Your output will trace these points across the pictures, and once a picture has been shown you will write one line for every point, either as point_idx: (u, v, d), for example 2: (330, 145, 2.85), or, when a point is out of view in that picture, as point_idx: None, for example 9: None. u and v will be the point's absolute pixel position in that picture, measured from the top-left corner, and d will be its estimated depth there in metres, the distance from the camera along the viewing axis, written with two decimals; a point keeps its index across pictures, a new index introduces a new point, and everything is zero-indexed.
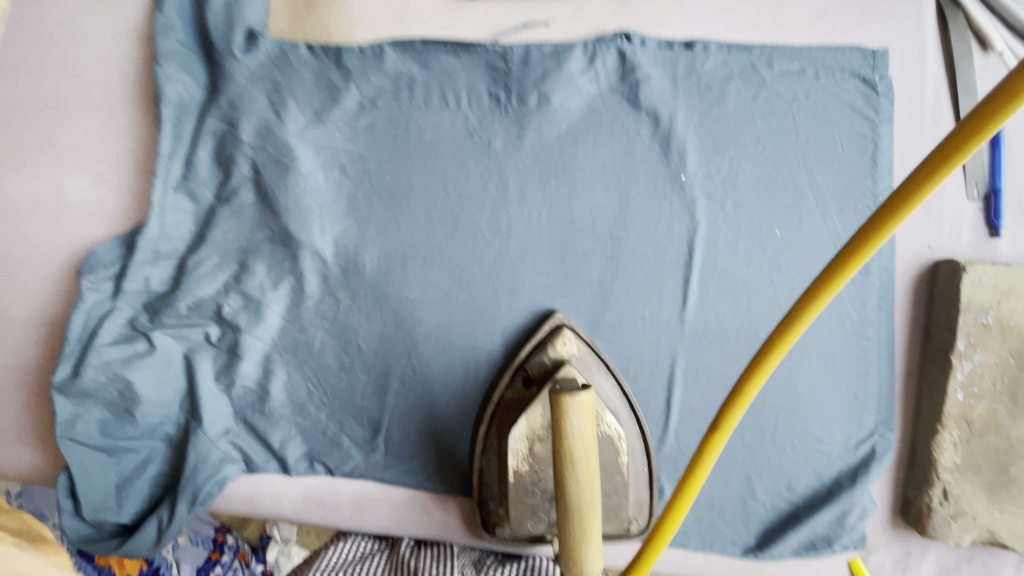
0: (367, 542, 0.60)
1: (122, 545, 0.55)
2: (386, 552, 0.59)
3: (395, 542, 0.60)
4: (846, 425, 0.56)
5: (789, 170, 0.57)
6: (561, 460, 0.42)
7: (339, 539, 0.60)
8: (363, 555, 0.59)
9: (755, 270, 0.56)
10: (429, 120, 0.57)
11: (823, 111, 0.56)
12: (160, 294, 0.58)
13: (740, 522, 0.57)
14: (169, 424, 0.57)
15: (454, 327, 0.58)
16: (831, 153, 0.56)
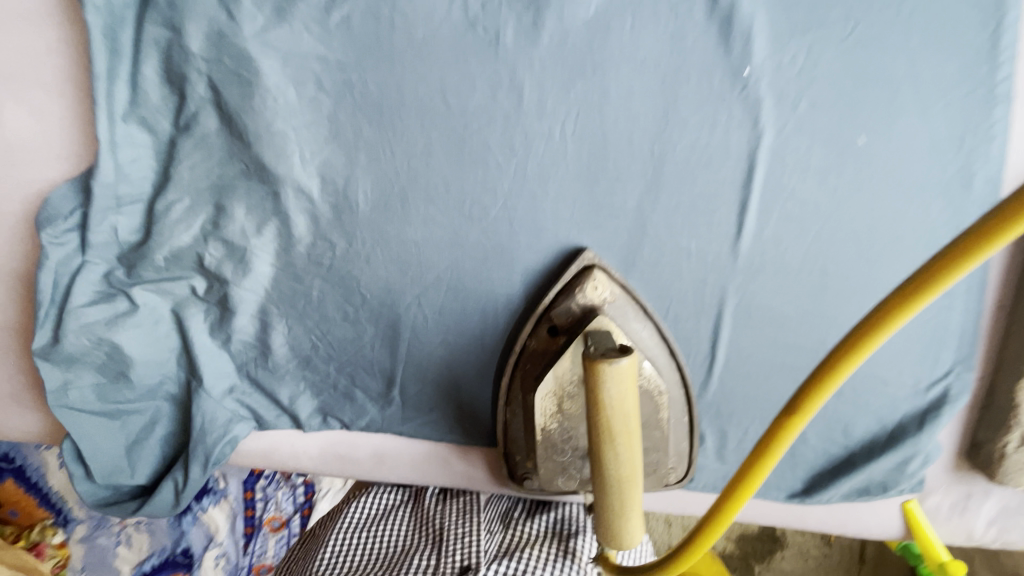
0: (392, 493, 0.62)
1: (142, 506, 0.55)
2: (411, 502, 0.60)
3: (420, 493, 0.61)
4: (920, 364, 0.49)
5: (883, 58, 0.42)
6: (597, 435, 0.37)
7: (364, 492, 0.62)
8: (389, 506, 0.61)
9: (832, 190, 0.46)
10: (416, 8, 0.43)
11: None
12: (134, 245, 0.51)
13: (786, 466, 0.53)
14: (170, 383, 0.54)
15: (468, 270, 0.50)
16: (946, 31, 0.41)
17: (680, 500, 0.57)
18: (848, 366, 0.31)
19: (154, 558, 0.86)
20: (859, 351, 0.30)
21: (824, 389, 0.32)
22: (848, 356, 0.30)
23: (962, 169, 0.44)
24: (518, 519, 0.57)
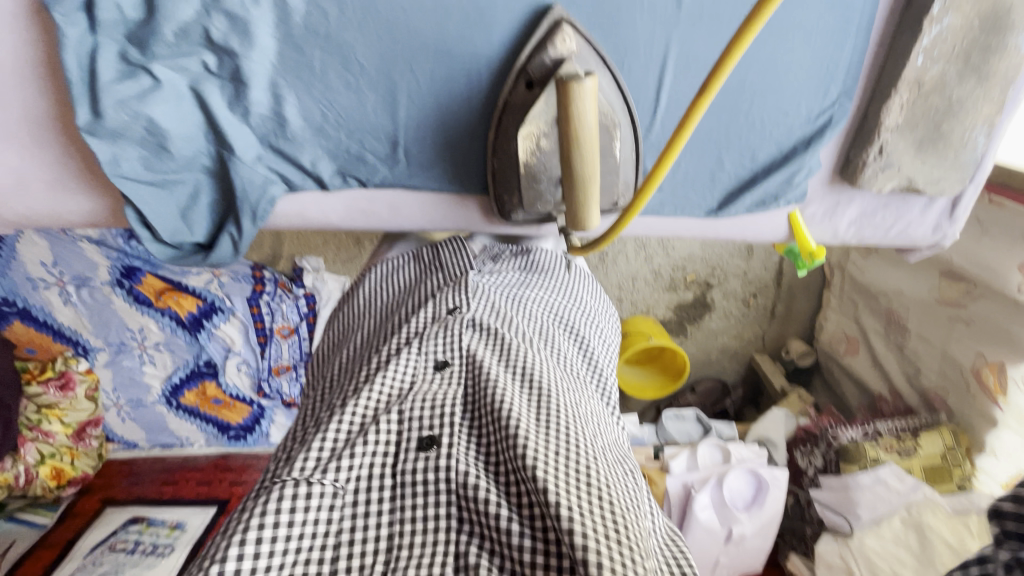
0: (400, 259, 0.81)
1: (207, 259, 0.67)
2: (413, 260, 0.79)
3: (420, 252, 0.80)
4: (813, 98, 0.63)
5: None
6: (567, 142, 0.52)
7: (367, 274, 0.81)
8: (395, 269, 0.80)
9: None
10: None
11: None
12: (139, 21, 0.54)
13: (708, 190, 0.70)
14: (204, 157, 0.62)
15: (452, 31, 0.57)
16: None
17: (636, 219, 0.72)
18: (693, 120, 0.50)
19: (182, 370, 1.30)
20: (687, 121, 0.50)
21: (670, 154, 0.52)
22: (692, 114, 0.49)
23: None
24: (503, 252, 0.80)
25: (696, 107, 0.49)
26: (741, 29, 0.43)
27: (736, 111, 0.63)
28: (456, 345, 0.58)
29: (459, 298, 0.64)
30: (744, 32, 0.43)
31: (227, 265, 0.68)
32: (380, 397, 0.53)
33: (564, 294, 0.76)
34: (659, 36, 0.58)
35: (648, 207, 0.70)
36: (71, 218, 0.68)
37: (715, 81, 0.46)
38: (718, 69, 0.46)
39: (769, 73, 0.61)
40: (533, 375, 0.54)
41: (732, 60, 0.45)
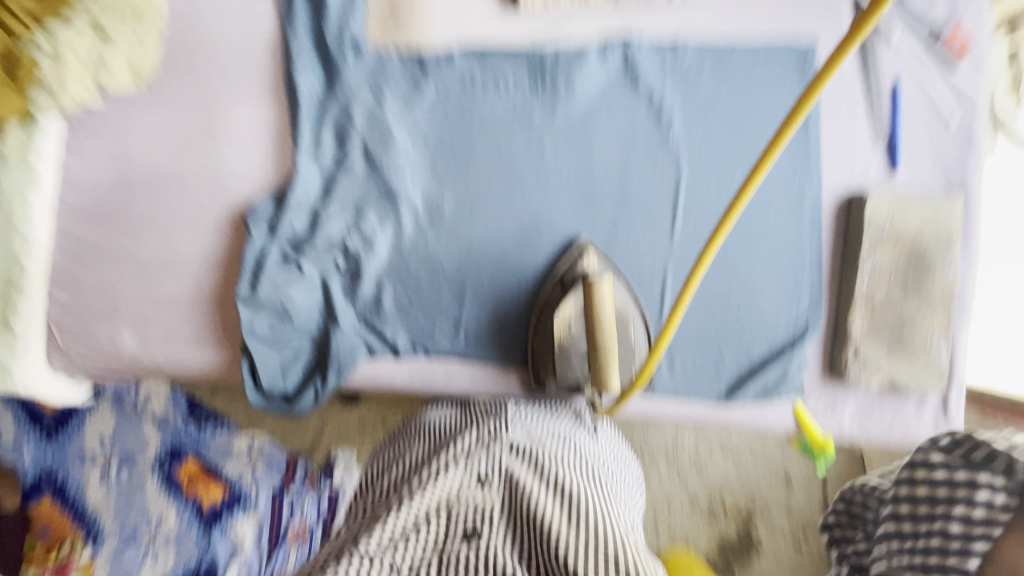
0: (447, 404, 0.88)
1: (289, 407, 0.81)
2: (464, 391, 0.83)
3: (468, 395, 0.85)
4: (787, 309, 0.81)
5: (742, 142, 0.81)
6: (591, 322, 0.69)
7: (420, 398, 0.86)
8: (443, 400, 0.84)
9: (710, 204, 0.81)
10: (486, 101, 0.82)
11: (769, 78, 0.80)
12: (302, 234, 0.81)
13: (714, 378, 0.83)
14: (313, 326, 0.81)
15: (510, 249, 0.82)
16: (748, 117, 0.80)
17: (653, 399, 0.84)
18: (678, 314, 0.65)
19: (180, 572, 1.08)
20: (673, 315, 0.65)
21: (663, 340, 0.66)
22: (677, 309, 0.64)
23: (798, 191, 0.79)
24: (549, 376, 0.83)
25: (679, 303, 0.64)
26: (703, 250, 0.61)
27: (725, 315, 0.81)
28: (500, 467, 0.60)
29: (503, 423, 0.66)
30: (705, 252, 0.62)
31: (304, 412, 0.82)
32: (425, 510, 0.56)
33: (608, 431, 0.77)
34: (659, 260, 0.81)
35: (662, 387, 0.83)
36: (192, 368, 0.85)
37: (690, 284, 0.63)
38: (691, 277, 0.63)
39: (747, 290, 0.81)
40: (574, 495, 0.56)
41: (699, 272, 0.62)
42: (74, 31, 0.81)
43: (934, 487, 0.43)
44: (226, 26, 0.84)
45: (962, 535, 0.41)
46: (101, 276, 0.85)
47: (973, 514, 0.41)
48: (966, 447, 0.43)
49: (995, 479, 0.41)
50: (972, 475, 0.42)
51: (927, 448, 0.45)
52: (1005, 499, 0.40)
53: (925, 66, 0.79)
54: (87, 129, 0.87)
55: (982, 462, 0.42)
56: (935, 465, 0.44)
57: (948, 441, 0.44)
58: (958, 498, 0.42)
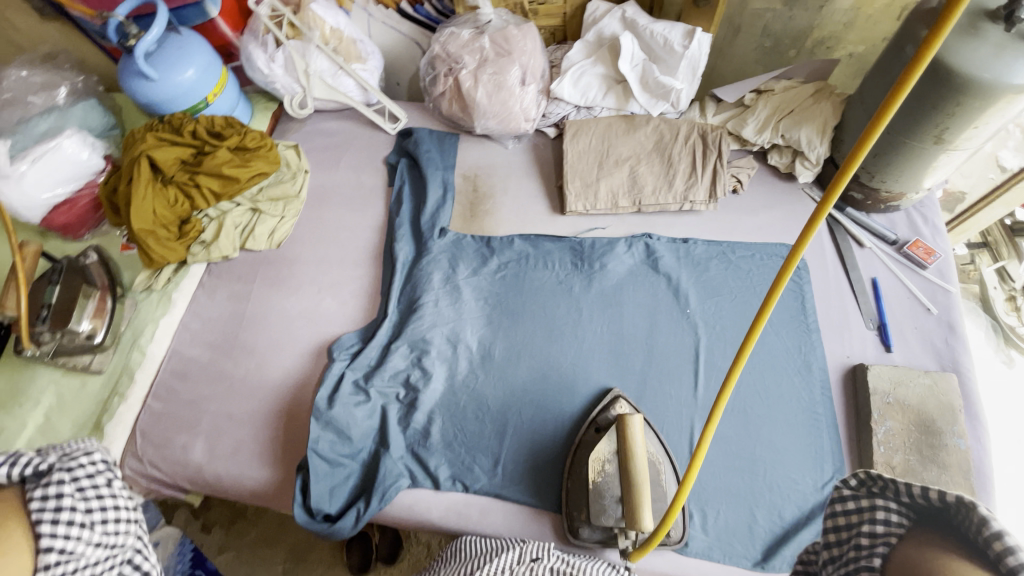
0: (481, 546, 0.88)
1: (327, 529, 0.84)
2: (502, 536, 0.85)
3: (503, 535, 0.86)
4: (813, 471, 0.84)
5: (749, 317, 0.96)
6: (624, 452, 0.75)
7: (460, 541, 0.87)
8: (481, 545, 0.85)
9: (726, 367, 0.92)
10: (536, 274, 1.03)
11: (765, 270, 1.00)
12: (374, 366, 0.96)
13: (749, 542, 0.80)
14: (366, 450, 0.90)
15: (549, 393, 0.93)
16: (751, 297, 0.98)
17: (689, 561, 0.80)
18: (702, 449, 0.67)
19: None
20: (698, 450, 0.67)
21: (689, 475, 0.66)
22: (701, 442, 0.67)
23: (804, 360, 0.91)
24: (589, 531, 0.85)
25: (702, 437, 0.67)
26: (721, 386, 0.68)
27: (754, 474, 0.84)
28: None
29: (541, 550, 0.72)
30: (722, 389, 0.68)
31: (339, 537, 0.84)
32: None
33: None
34: (684, 413, 0.90)
35: (697, 549, 0.80)
36: (246, 483, 0.91)
37: (712, 417, 0.67)
38: (711, 413, 0.68)
39: (769, 449, 0.85)
40: None
41: (719, 407, 0.67)
42: (239, 209, 1.13)
43: (844, 514, 0.42)
44: (347, 212, 1.14)
45: (871, 552, 0.39)
46: (193, 390, 0.99)
47: (877, 531, 0.39)
48: (869, 480, 0.42)
49: (891, 498, 0.40)
50: (873, 498, 0.41)
51: (840, 486, 0.44)
52: (900, 518, 0.39)
53: (893, 271, 0.98)
54: (221, 275, 1.11)
55: (880, 493, 0.41)
56: (845, 499, 0.43)
57: (854, 480, 0.43)
58: (863, 519, 0.40)
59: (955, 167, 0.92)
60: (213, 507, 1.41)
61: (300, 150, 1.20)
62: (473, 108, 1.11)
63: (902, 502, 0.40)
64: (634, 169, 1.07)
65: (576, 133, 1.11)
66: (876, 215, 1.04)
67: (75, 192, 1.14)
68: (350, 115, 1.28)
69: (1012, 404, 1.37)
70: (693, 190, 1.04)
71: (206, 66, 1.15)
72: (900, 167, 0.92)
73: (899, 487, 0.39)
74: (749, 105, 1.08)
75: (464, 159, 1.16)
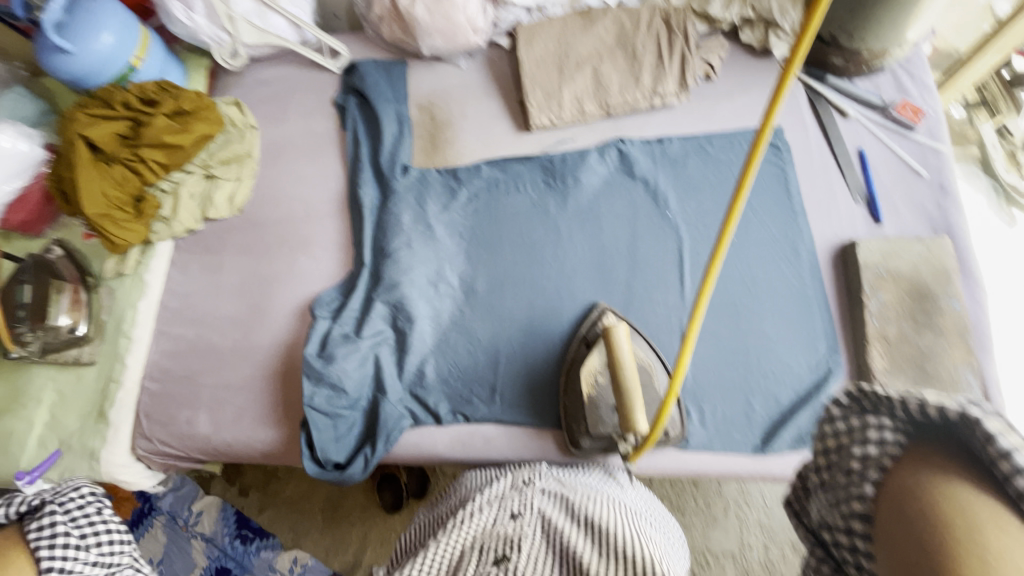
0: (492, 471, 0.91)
1: (340, 476, 0.87)
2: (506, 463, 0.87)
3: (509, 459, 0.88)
4: (808, 354, 0.83)
5: None
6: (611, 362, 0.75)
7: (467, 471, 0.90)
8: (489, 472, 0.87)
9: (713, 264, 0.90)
10: (508, 199, 0.99)
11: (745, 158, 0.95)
12: (359, 316, 0.95)
13: (747, 429, 0.82)
14: (364, 398, 0.91)
15: (537, 317, 0.92)
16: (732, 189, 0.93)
17: (691, 455, 0.82)
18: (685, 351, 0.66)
19: None
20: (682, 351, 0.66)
21: (676, 377, 0.65)
22: (685, 341, 0.66)
23: (792, 245, 0.88)
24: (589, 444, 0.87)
25: (686, 338, 0.66)
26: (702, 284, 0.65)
27: (747, 364, 0.84)
28: (530, 511, 0.66)
29: (533, 474, 0.74)
30: (704, 287, 0.66)
31: (353, 482, 0.87)
32: (462, 543, 0.62)
33: (641, 483, 0.77)
34: (674, 316, 0.89)
35: (698, 443, 0.81)
36: (254, 445, 0.93)
37: (695, 314, 0.65)
38: (693, 312, 0.66)
39: (762, 339, 0.84)
40: (595, 545, 0.60)
41: (700, 304, 0.65)
42: (193, 178, 1.08)
43: (834, 437, 0.41)
44: (305, 164, 1.09)
45: (862, 477, 0.38)
46: (187, 367, 0.99)
47: (869, 454, 0.38)
48: (861, 396, 0.40)
49: (886, 415, 0.39)
50: (865, 416, 0.39)
51: (828, 405, 0.43)
52: (895, 437, 0.38)
53: (881, 138, 0.93)
54: (190, 249, 1.07)
55: (874, 409, 0.39)
56: (835, 418, 0.41)
57: (845, 397, 0.41)
58: (854, 442, 0.40)
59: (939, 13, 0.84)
60: (243, 474, 1.46)
61: (243, 105, 1.13)
62: (415, 29, 1.02)
63: (898, 419, 0.38)
64: (597, 70, 1.00)
65: (530, 39, 1.02)
66: (861, 80, 0.97)
67: (24, 186, 1.08)
68: (290, 59, 1.18)
69: (1012, 260, 1.35)
70: (662, 83, 0.97)
71: (123, 28, 1.05)
72: (881, 22, 0.84)
73: (892, 405, 0.38)
74: None
75: (416, 88, 1.09)
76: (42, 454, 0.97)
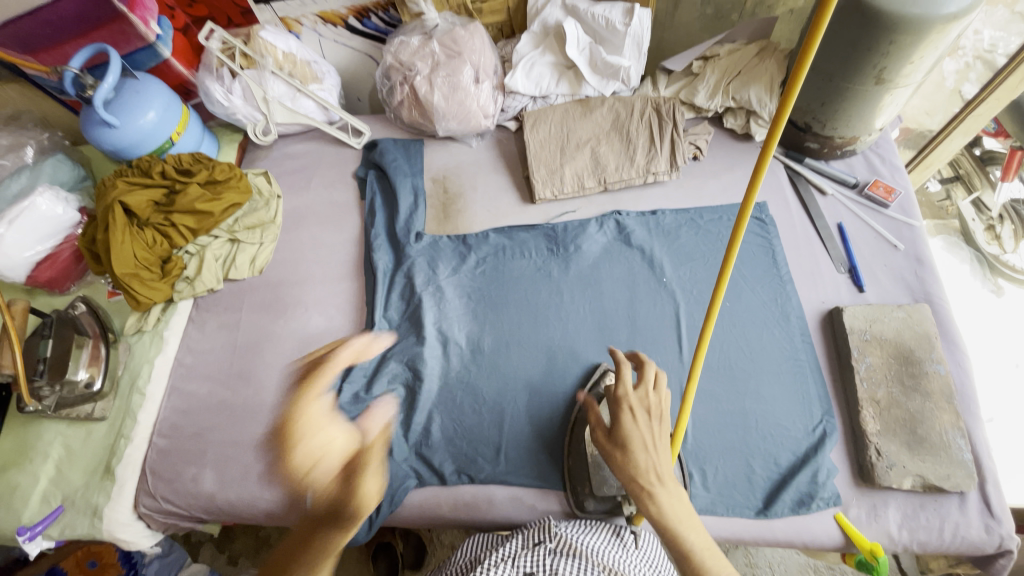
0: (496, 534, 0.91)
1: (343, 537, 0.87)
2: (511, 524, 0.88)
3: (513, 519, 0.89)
4: (803, 416, 0.86)
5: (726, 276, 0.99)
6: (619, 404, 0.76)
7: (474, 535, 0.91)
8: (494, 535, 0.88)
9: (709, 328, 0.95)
10: (514, 264, 1.05)
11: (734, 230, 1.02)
12: (369, 375, 0.98)
13: (748, 492, 0.83)
14: (371, 457, 0.92)
15: (541, 377, 0.95)
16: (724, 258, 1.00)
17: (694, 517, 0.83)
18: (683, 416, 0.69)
19: None
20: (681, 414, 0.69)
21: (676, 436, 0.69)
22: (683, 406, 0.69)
23: (782, 311, 0.93)
24: None
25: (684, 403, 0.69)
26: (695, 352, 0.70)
27: (746, 426, 0.86)
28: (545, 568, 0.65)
29: (543, 535, 0.74)
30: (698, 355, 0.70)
31: (356, 543, 0.87)
32: None
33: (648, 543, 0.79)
34: (674, 378, 0.92)
35: (702, 506, 0.82)
36: (258, 504, 0.93)
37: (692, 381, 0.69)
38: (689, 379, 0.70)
39: (758, 401, 0.87)
40: None
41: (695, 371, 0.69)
42: (218, 241, 1.15)
43: None
44: (323, 230, 1.16)
45: None
46: (196, 424, 1.01)
47: None
48: None
49: None
50: None
51: None
52: None
53: (857, 213, 1.01)
54: (209, 307, 1.12)
55: None
56: None
57: None
58: None
59: (902, 105, 0.95)
60: (235, 540, 1.41)
61: (270, 176, 1.22)
62: (432, 112, 1.13)
63: None
64: (595, 150, 1.10)
65: (535, 123, 1.13)
66: (835, 162, 1.07)
67: (56, 246, 1.15)
68: (316, 135, 1.30)
69: (997, 327, 1.40)
70: (654, 162, 1.07)
71: (167, 106, 1.16)
72: (848, 112, 0.94)
73: None
74: (697, 74, 1.11)
75: (430, 163, 1.19)
76: (44, 511, 0.97)
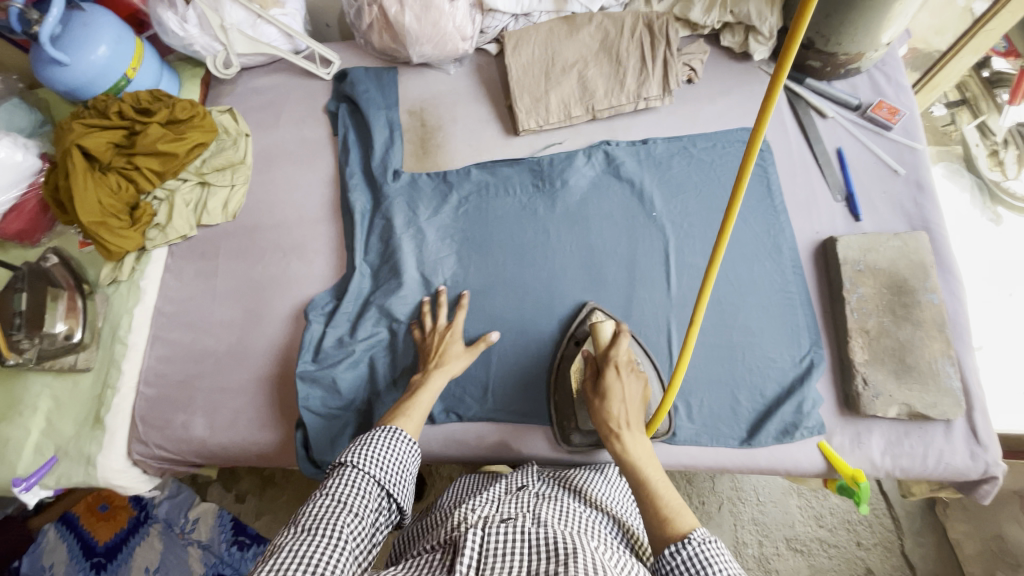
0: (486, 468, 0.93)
1: None
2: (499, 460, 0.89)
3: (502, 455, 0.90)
4: (791, 348, 0.85)
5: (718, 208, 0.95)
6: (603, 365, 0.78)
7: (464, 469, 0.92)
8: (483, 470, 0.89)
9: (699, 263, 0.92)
10: (498, 201, 1.01)
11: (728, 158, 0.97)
12: (352, 320, 0.96)
13: (733, 423, 0.84)
14: (359, 400, 0.92)
15: (527, 316, 0.93)
16: (716, 189, 0.96)
17: (680, 448, 0.84)
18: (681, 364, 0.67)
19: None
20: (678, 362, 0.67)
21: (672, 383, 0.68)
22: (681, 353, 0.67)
23: (775, 243, 0.90)
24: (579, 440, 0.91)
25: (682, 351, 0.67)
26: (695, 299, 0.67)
27: (733, 360, 0.85)
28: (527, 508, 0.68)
29: (525, 479, 0.76)
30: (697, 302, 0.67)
31: None
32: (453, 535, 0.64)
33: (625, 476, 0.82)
34: (662, 314, 0.91)
35: (687, 437, 0.83)
36: (250, 447, 0.95)
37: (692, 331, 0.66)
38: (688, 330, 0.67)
39: (747, 334, 0.86)
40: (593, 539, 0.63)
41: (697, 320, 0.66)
42: (187, 185, 1.09)
43: None
44: (297, 170, 1.10)
45: None
46: (182, 372, 1.00)
47: None
48: None
49: None
50: None
51: None
52: None
53: (859, 137, 0.96)
54: (185, 255, 1.09)
55: None
56: None
57: None
58: None
59: (912, 16, 0.87)
60: (239, 480, 1.41)
61: (236, 113, 1.14)
62: (405, 37, 1.04)
63: None
64: (582, 74, 1.02)
65: (516, 46, 1.05)
66: (839, 82, 1.00)
67: (20, 196, 1.09)
68: (282, 67, 1.20)
69: (996, 256, 1.38)
70: (645, 87, 1.00)
71: (119, 40, 1.07)
72: (855, 25, 0.86)
73: None
74: None
75: (406, 94, 1.11)
76: (39, 460, 0.98)
